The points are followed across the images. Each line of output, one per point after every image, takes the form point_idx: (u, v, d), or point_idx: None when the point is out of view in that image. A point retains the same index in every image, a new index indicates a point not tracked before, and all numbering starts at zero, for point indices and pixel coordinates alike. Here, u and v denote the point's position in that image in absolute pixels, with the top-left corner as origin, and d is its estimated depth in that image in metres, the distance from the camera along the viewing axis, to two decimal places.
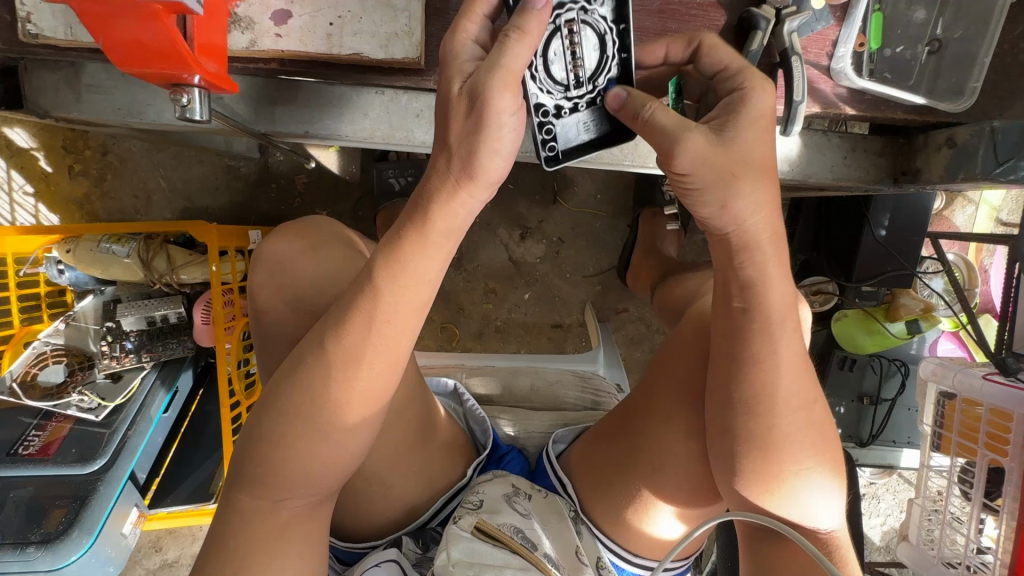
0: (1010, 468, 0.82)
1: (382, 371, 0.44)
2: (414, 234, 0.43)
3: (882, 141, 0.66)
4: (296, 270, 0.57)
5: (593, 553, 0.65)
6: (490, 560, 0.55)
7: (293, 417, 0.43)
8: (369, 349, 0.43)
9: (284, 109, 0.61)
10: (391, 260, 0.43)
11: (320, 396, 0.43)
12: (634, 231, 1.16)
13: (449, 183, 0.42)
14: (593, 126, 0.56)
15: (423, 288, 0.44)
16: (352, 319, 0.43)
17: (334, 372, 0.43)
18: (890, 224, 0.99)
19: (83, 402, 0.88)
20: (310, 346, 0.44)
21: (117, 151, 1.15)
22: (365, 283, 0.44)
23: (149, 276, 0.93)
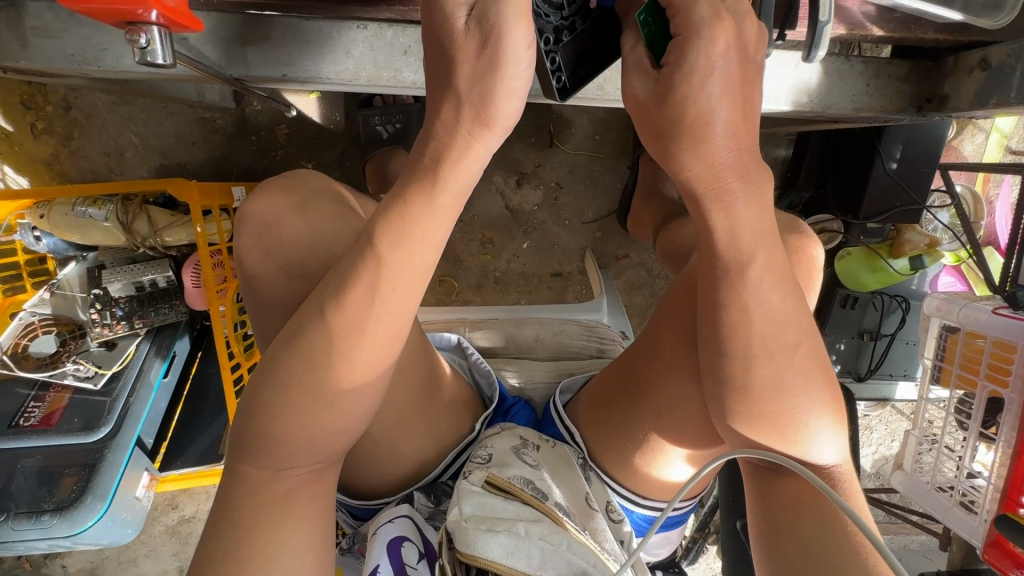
0: (1010, 399, 0.82)
1: (382, 338, 0.42)
2: (418, 187, 0.40)
3: (907, 65, 0.61)
4: (281, 230, 0.54)
5: (603, 498, 0.66)
6: (502, 512, 0.55)
7: (291, 386, 0.41)
8: (372, 317, 0.41)
9: (256, 49, 0.54)
10: (389, 223, 0.40)
11: (319, 366, 0.41)
12: (635, 173, 1.11)
13: (461, 134, 0.40)
14: (594, 48, 0.51)
15: (429, 252, 0.41)
16: (352, 286, 0.40)
17: (336, 338, 0.41)
18: (902, 155, 0.95)
19: (80, 371, 0.87)
20: (309, 315, 0.41)
21: (81, 106, 1.07)
22: (365, 247, 0.41)
23: (132, 240, 0.89)
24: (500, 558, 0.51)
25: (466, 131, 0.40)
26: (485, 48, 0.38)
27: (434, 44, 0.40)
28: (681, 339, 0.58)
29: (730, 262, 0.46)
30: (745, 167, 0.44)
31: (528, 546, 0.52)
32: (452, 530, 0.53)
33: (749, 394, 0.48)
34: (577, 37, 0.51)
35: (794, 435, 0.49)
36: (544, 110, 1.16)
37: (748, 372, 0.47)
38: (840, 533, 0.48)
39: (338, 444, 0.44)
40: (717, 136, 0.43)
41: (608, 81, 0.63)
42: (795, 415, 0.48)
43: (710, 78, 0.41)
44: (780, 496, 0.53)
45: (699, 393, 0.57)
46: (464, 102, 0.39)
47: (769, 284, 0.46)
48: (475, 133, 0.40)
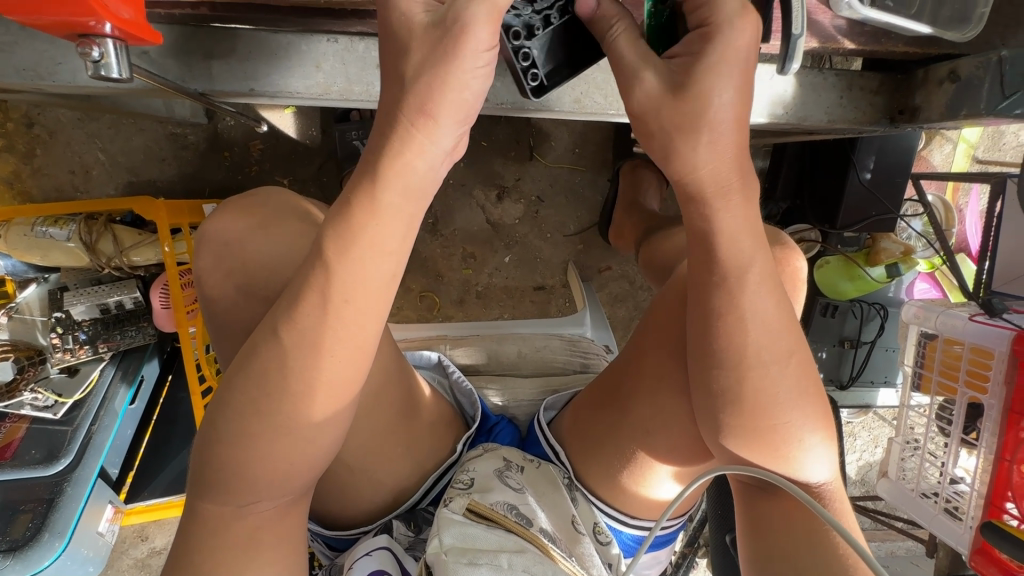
0: (990, 404, 0.82)
1: (342, 358, 0.39)
2: (375, 193, 0.38)
3: (879, 78, 0.62)
4: (246, 251, 0.51)
5: (590, 520, 0.64)
6: (484, 543, 0.53)
7: (247, 410, 0.39)
8: (329, 334, 0.39)
9: (222, 63, 0.52)
10: (342, 232, 0.38)
11: (278, 388, 0.38)
12: (615, 186, 1.12)
13: (404, 127, 0.37)
14: (568, 44, 0.50)
15: (385, 262, 0.39)
16: (304, 300, 0.38)
17: (293, 358, 0.38)
18: (875, 165, 0.97)
19: (37, 401, 0.81)
20: (264, 335, 0.39)
21: (44, 122, 1.04)
22: (314, 260, 0.39)
23: (95, 260, 0.86)
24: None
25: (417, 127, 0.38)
26: (449, 51, 0.36)
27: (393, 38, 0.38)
28: (668, 351, 0.57)
29: (731, 268, 0.45)
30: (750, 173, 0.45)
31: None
32: (432, 563, 0.50)
33: (739, 405, 0.47)
34: (552, 34, 0.49)
35: (788, 450, 0.48)
36: (523, 123, 1.16)
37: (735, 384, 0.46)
38: (829, 552, 0.47)
39: (302, 475, 0.42)
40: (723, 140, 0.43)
41: (585, 95, 0.61)
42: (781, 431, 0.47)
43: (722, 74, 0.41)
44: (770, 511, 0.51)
45: (687, 407, 0.56)
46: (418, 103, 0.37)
47: (765, 291, 0.45)
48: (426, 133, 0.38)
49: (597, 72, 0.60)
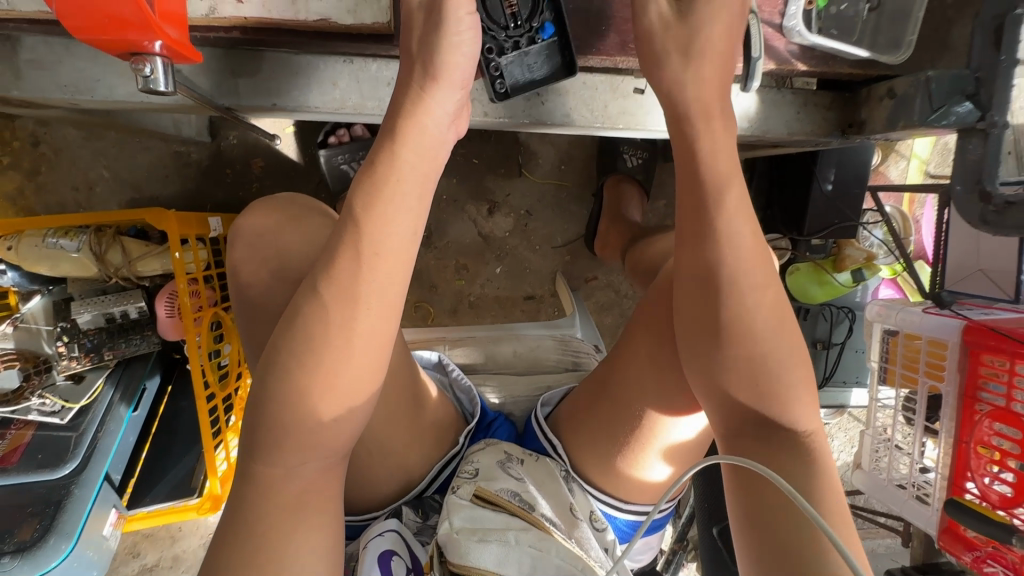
0: (947, 391, 0.89)
1: (374, 311, 0.44)
2: (395, 149, 0.46)
3: (830, 96, 0.70)
4: (279, 246, 0.57)
5: (586, 508, 0.68)
6: (492, 524, 0.59)
7: (290, 367, 0.43)
8: (364, 286, 0.43)
9: (247, 81, 0.58)
10: (371, 192, 0.45)
11: (317, 343, 0.43)
12: (599, 200, 1.20)
13: (415, 94, 0.48)
14: (536, 66, 0.60)
15: (407, 220, 0.45)
16: (341, 255, 0.44)
17: (332, 315, 0.43)
18: (836, 177, 1.05)
19: (45, 406, 0.83)
20: (305, 295, 0.44)
21: (51, 141, 1.07)
22: (349, 223, 0.44)
23: (104, 270, 0.89)
24: (493, 566, 0.55)
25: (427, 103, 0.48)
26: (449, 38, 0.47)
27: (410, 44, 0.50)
28: (653, 337, 0.62)
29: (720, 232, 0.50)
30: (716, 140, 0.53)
31: (519, 552, 0.56)
32: (446, 541, 0.57)
33: (739, 368, 0.50)
34: (526, 50, 0.59)
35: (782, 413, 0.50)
36: (512, 142, 1.24)
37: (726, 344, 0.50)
38: (813, 524, 0.46)
39: (339, 441, 0.46)
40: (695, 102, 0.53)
41: (574, 109, 0.65)
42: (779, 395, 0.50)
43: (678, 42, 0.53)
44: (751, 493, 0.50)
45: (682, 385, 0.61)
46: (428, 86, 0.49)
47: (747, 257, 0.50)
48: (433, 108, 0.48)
49: (580, 83, 0.64)
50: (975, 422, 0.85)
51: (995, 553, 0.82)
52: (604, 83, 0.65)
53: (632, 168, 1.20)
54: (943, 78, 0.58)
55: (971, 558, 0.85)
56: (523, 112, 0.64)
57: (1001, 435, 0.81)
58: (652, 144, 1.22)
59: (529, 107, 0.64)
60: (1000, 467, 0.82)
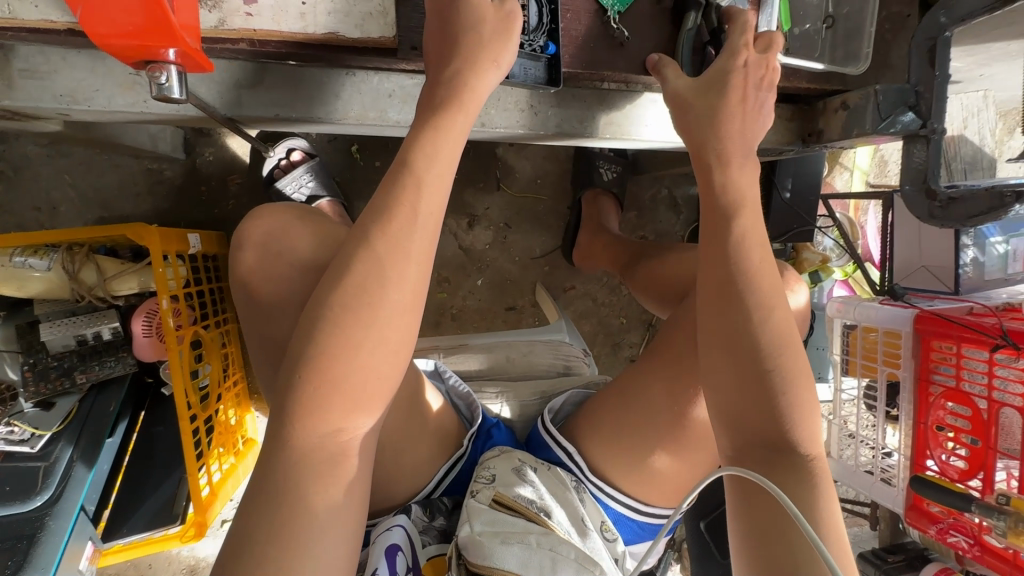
0: (905, 377, 0.97)
1: (418, 263, 0.47)
2: (446, 116, 0.50)
3: (790, 109, 0.79)
4: (280, 245, 0.58)
5: (598, 518, 0.71)
6: (512, 527, 0.60)
7: (340, 321, 0.45)
8: (414, 240, 0.47)
9: (250, 92, 0.59)
10: (425, 147, 0.49)
11: (373, 295, 0.45)
12: (577, 212, 1.26)
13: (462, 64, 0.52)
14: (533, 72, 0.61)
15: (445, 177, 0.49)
16: (397, 210, 0.47)
17: (381, 261, 0.46)
18: (792, 186, 1.15)
19: (12, 435, 0.78)
20: (355, 245, 0.47)
21: (9, 159, 1.03)
22: (404, 173, 0.48)
23: (77, 289, 0.85)
24: (516, 569, 0.56)
25: (468, 67, 0.52)
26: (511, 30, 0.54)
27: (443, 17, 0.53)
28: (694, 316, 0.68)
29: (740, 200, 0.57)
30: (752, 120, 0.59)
31: (539, 555, 0.57)
32: (469, 543, 0.58)
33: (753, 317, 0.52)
34: (528, 57, 0.60)
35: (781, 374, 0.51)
36: (491, 157, 1.27)
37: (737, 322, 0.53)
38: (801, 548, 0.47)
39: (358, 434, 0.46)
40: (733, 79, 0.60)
41: (564, 120, 0.68)
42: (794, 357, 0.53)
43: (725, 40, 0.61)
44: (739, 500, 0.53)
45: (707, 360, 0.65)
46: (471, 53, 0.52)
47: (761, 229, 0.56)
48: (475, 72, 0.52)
49: (567, 90, 0.68)
50: (931, 404, 0.93)
51: (957, 523, 0.90)
52: (592, 96, 0.69)
53: (608, 181, 1.26)
54: (889, 91, 0.66)
55: (936, 530, 0.93)
56: (518, 121, 0.67)
57: (954, 414, 0.89)
58: (624, 158, 1.30)
59: (523, 117, 0.67)
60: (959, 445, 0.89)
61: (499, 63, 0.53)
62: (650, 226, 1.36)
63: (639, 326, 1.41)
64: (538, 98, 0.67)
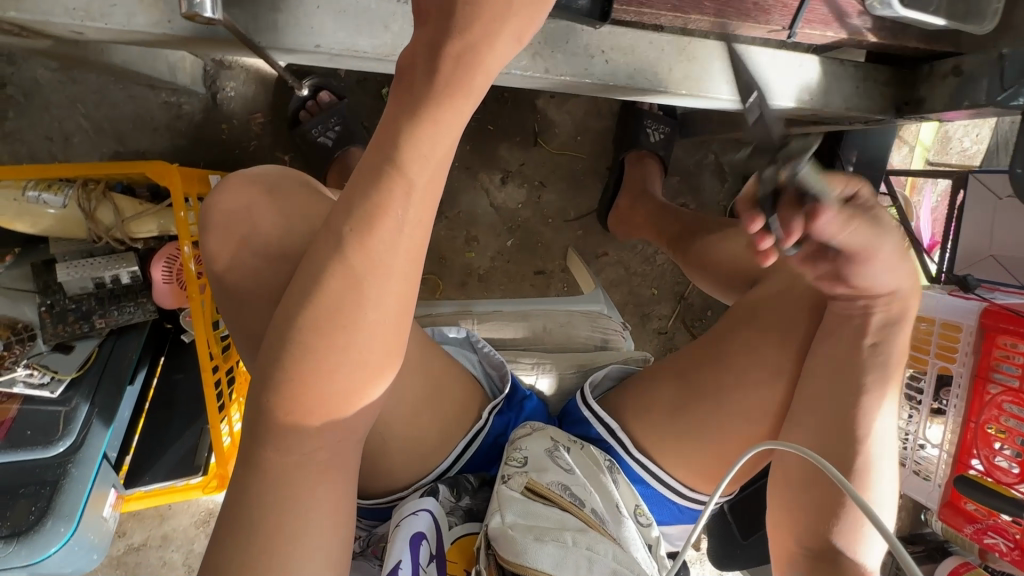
0: (960, 372, 0.92)
1: (403, 278, 0.41)
2: (446, 100, 0.39)
3: (889, 71, 0.68)
4: (262, 221, 0.53)
5: (632, 501, 0.67)
6: (547, 520, 0.57)
7: (315, 348, 0.40)
8: (395, 255, 0.40)
9: (287, 17, 0.52)
10: (402, 134, 0.39)
11: (343, 316, 0.40)
12: (620, 174, 1.20)
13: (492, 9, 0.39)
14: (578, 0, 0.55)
15: (434, 166, 0.40)
16: (380, 219, 0.39)
17: (357, 284, 0.40)
18: (857, 159, 1.04)
19: (32, 378, 0.74)
20: (327, 249, 0.40)
21: (19, 82, 0.95)
22: (386, 167, 0.39)
23: (94, 230, 0.81)
24: (550, 569, 0.52)
25: (468, 39, 0.39)
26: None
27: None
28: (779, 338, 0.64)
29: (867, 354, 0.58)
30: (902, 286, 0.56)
31: (576, 554, 0.54)
32: (498, 537, 0.54)
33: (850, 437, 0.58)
34: None
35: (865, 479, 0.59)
36: (529, 109, 1.18)
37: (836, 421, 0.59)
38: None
39: None
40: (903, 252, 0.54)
41: (637, 71, 0.60)
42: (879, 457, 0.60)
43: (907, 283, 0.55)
44: (785, 493, 0.61)
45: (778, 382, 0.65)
46: (474, 14, 0.38)
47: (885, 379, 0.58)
48: (481, 45, 0.39)
49: (636, 35, 0.59)
50: (985, 402, 0.88)
51: (996, 525, 0.88)
52: (671, 45, 0.60)
53: (654, 143, 1.18)
54: (1016, 58, 0.58)
55: (972, 530, 0.91)
56: (585, 70, 0.58)
57: (1011, 415, 0.85)
58: (672, 117, 1.20)
59: (591, 65, 0.58)
60: (1006, 444, 0.86)
61: (519, 39, 0.40)
62: (693, 194, 1.28)
63: (671, 298, 1.35)
64: (610, 43, 0.58)
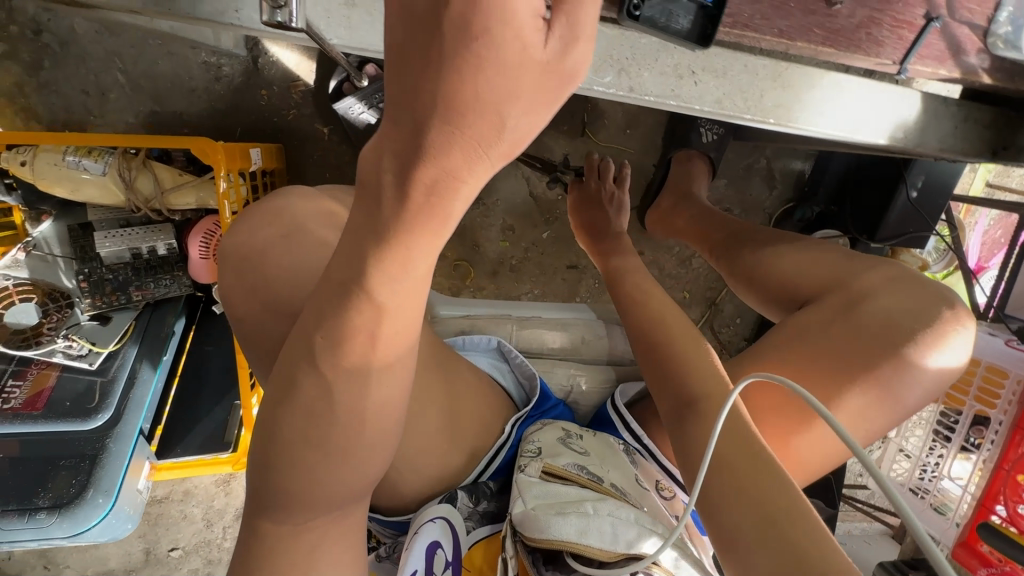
0: (1000, 420, 0.89)
1: (394, 352, 0.41)
2: (430, 160, 0.32)
3: (993, 112, 0.63)
4: (262, 265, 0.45)
5: (652, 476, 0.69)
6: (565, 496, 0.58)
7: (302, 440, 0.41)
8: (385, 336, 0.39)
9: (361, 14, 0.48)
10: (378, 230, 0.35)
11: (330, 403, 0.41)
12: (664, 172, 1.15)
13: (477, 44, 0.29)
14: (682, 19, 0.50)
15: (425, 258, 0.37)
16: (354, 325, 0.38)
17: (342, 369, 0.40)
18: (923, 186, 0.99)
19: (71, 349, 0.76)
20: (304, 351, 0.40)
21: (56, 30, 0.91)
22: (358, 288, 0.37)
23: (132, 199, 0.78)
24: (575, 538, 0.53)
25: (444, 166, 0.32)
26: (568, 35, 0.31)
27: (442, 65, 0.30)
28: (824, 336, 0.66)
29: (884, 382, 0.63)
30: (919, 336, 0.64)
31: (599, 521, 0.54)
32: (522, 521, 0.56)
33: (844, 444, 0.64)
34: None
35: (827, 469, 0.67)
36: (581, 97, 1.13)
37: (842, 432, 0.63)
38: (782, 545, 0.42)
39: None
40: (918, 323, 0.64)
41: (727, 95, 0.55)
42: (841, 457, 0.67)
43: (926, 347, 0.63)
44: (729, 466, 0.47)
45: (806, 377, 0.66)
46: (453, 140, 0.31)
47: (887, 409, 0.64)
48: (460, 172, 0.33)
49: (734, 54, 0.53)
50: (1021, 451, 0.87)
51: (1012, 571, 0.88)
52: (767, 68, 0.55)
53: (707, 144, 1.12)
54: None
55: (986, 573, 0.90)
56: (671, 91, 0.54)
57: None
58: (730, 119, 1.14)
59: (678, 86, 0.54)
60: None
61: (518, 106, 0.31)
62: (738, 199, 1.23)
63: (701, 303, 1.32)
64: (703, 63, 0.53)
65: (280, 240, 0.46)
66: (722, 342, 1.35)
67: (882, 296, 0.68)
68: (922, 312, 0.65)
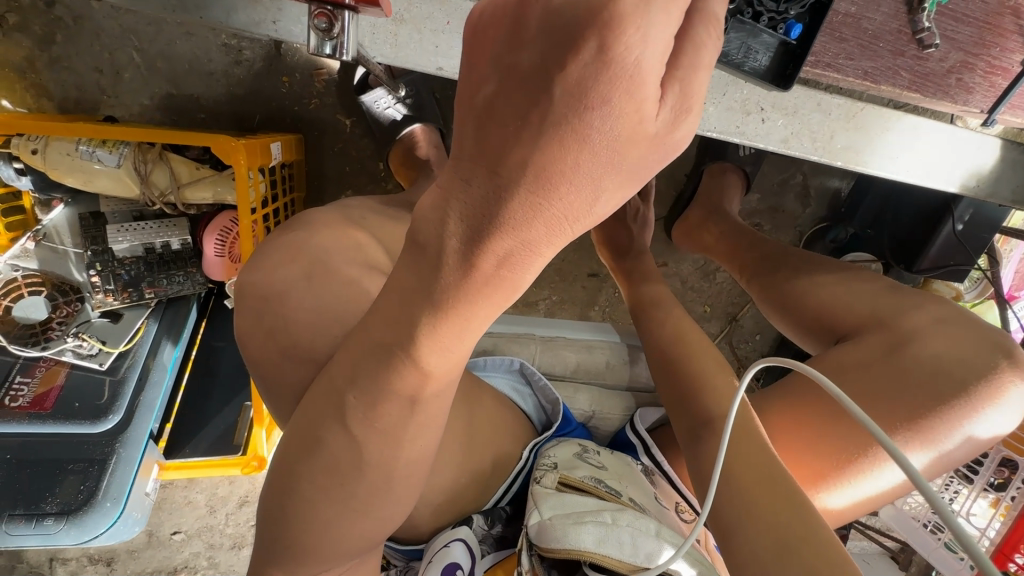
0: None
1: (434, 418, 0.36)
2: (509, 232, 0.27)
3: None
4: (288, 305, 0.42)
5: (672, 498, 0.66)
6: (583, 505, 0.54)
7: (317, 505, 0.35)
8: (427, 401, 0.34)
9: None
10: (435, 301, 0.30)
11: (351, 474, 0.35)
12: (695, 184, 1.10)
13: (586, 112, 0.24)
14: (763, 58, 0.48)
15: (478, 326, 0.32)
16: (390, 395, 0.33)
17: (365, 436, 0.34)
18: (971, 219, 0.93)
19: (81, 348, 0.75)
20: (328, 412, 0.34)
21: (70, 4, 0.86)
22: (402, 355, 0.32)
23: (147, 193, 0.74)
24: (594, 547, 0.49)
25: (524, 238, 0.27)
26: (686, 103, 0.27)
27: (541, 133, 0.25)
28: (873, 370, 0.60)
29: (934, 432, 0.56)
30: (979, 382, 0.57)
31: (618, 532, 0.50)
32: (539, 531, 0.52)
33: (879, 494, 0.58)
34: (758, 31, 0.47)
35: (853, 519, 0.60)
36: None
37: (880, 482, 0.57)
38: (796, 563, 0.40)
39: None
40: (980, 367, 0.58)
41: (794, 134, 0.51)
42: (871, 509, 0.60)
43: (985, 395, 0.57)
44: (755, 485, 0.46)
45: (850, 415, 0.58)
46: (537, 213, 0.26)
47: (932, 462, 0.57)
48: (539, 246, 0.28)
49: (808, 93, 0.50)
50: None
51: None
52: (841, 108, 0.51)
53: (743, 157, 1.07)
54: None
55: None
56: (736, 127, 0.50)
57: None
58: None
59: (744, 123, 0.50)
60: None
61: (613, 178, 0.27)
62: (770, 214, 1.18)
63: (722, 318, 1.28)
64: (773, 100, 0.49)
65: (311, 278, 0.42)
66: (740, 358, 1.31)
67: (928, 339, 0.60)
68: (981, 357, 0.58)
